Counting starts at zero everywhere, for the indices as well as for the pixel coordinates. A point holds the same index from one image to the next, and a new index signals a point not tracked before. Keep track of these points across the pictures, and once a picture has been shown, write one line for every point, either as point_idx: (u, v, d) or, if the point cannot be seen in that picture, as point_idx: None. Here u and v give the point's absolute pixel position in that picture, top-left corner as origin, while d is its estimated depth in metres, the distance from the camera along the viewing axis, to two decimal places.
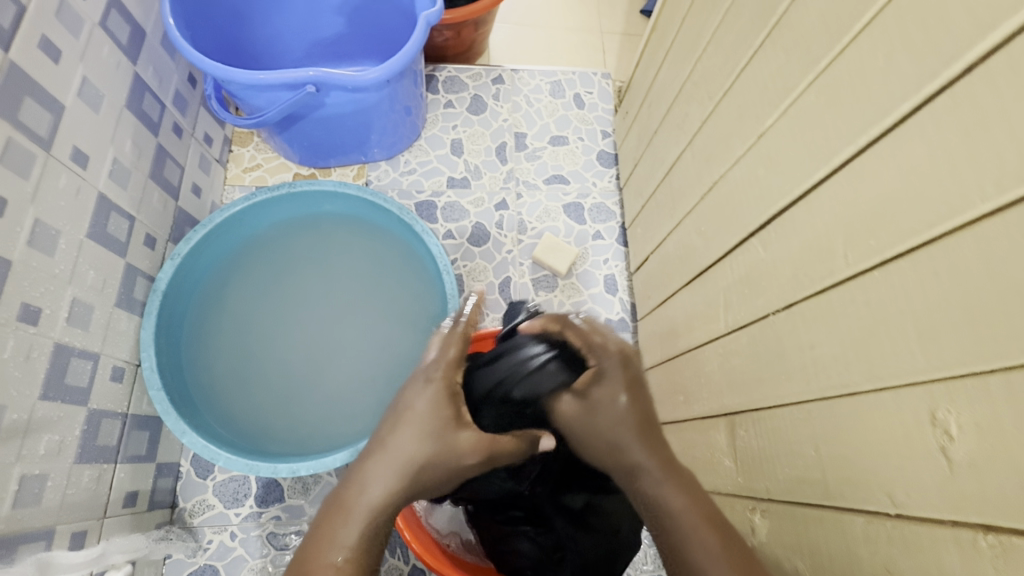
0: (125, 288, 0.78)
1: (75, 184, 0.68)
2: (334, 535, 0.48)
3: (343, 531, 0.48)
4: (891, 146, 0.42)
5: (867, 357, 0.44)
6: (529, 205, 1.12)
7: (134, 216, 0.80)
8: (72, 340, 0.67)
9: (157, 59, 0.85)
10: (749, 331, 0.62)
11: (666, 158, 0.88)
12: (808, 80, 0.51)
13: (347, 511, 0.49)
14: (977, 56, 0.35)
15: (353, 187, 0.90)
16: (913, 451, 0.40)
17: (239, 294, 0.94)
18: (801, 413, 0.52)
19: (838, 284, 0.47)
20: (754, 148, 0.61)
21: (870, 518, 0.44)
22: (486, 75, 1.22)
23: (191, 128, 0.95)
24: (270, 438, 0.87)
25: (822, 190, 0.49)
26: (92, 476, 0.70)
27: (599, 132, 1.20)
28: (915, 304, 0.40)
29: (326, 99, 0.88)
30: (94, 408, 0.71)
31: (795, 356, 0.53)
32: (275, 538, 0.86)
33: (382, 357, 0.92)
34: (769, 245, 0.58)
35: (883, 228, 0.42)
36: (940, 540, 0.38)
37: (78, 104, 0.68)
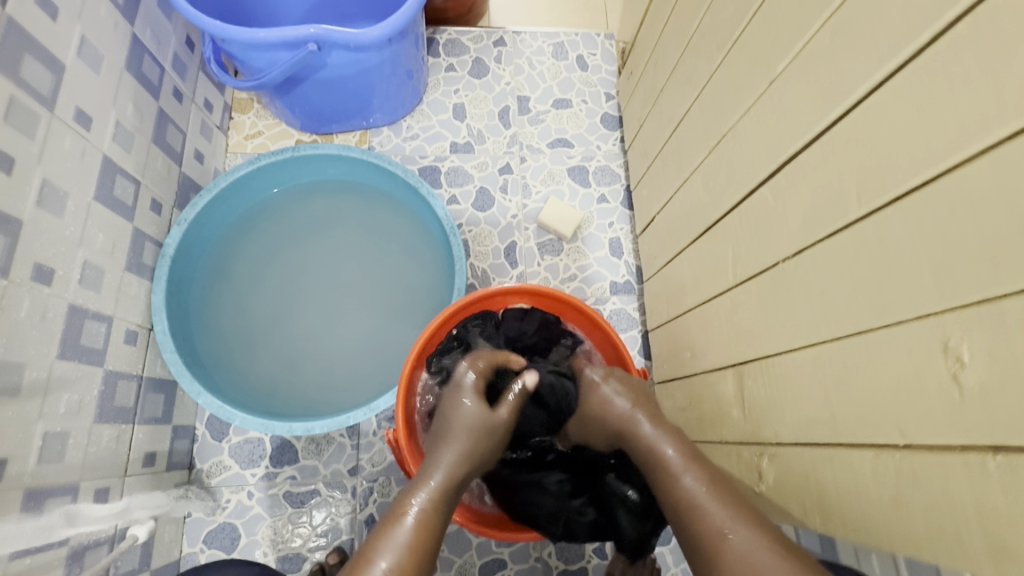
0: (134, 253, 0.78)
1: (81, 146, 0.67)
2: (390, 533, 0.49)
3: (421, 492, 0.54)
4: (907, 81, 0.41)
5: (878, 294, 0.44)
6: (533, 169, 1.12)
7: (139, 180, 0.79)
8: (86, 303, 0.68)
9: (154, 20, 0.83)
10: (758, 282, 0.62)
11: (672, 116, 0.87)
12: (823, 20, 0.50)
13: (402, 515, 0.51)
14: None
15: (356, 150, 0.89)
16: (922, 383, 0.41)
17: (246, 259, 0.94)
18: (810, 356, 0.53)
19: (849, 225, 0.48)
20: (764, 96, 0.60)
21: (879, 451, 0.45)
22: (488, 37, 1.20)
23: (191, 93, 0.94)
24: (283, 401, 0.88)
25: (833, 133, 0.49)
26: (112, 435, 0.72)
27: (603, 95, 1.18)
28: (928, 236, 0.40)
29: (327, 60, 0.87)
30: (110, 369, 0.72)
31: (806, 301, 0.53)
32: (292, 497, 0.89)
33: (390, 321, 0.93)
34: (779, 193, 0.58)
35: (897, 165, 0.42)
36: (949, 466, 0.38)
37: (78, 64, 0.67)
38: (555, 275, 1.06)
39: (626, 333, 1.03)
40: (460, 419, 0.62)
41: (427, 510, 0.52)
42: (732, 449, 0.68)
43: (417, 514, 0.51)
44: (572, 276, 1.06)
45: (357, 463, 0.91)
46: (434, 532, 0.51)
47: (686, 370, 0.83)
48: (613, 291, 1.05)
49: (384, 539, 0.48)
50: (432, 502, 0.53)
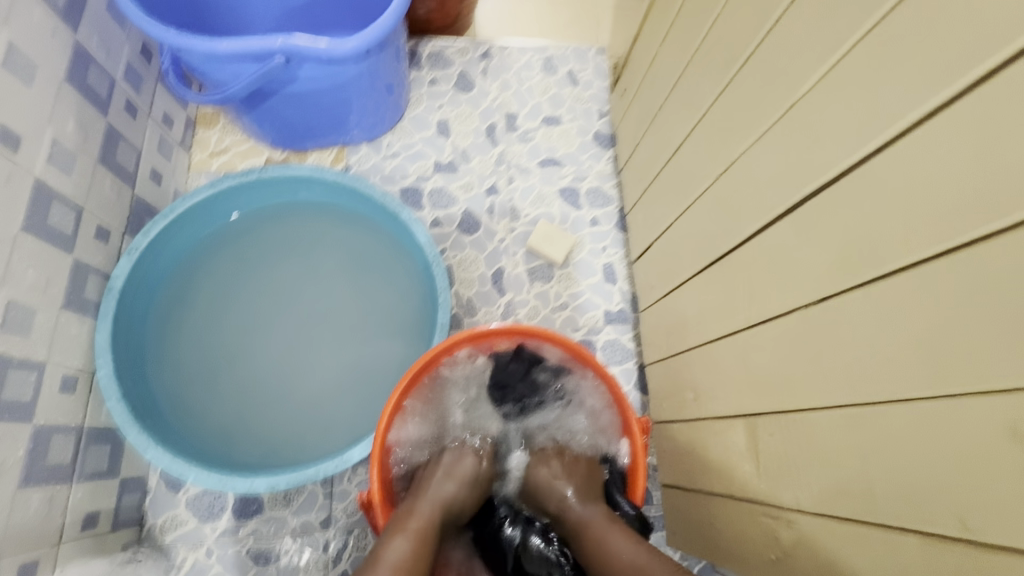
0: (74, 287, 0.69)
1: (5, 169, 0.59)
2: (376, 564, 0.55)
3: (418, 514, 0.61)
4: (959, 118, 0.36)
5: (927, 358, 0.39)
6: (522, 190, 1.05)
7: (82, 206, 0.71)
8: (10, 350, 0.59)
9: (103, 28, 0.75)
10: (775, 326, 0.56)
11: (672, 138, 0.82)
12: (850, 43, 0.45)
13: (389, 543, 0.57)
14: None
15: (330, 171, 0.82)
16: (984, 469, 0.35)
17: (208, 289, 0.86)
18: (840, 418, 0.47)
19: (887, 275, 0.42)
20: (780, 124, 0.55)
21: (931, 539, 0.39)
22: (474, 50, 1.14)
23: (147, 107, 0.86)
24: (246, 448, 0.79)
25: (866, 169, 0.44)
26: (43, 499, 0.63)
27: (595, 112, 1.13)
28: (990, 297, 0.34)
29: (298, 74, 0.80)
30: (41, 424, 0.63)
31: (833, 356, 0.48)
32: (257, 555, 0.80)
33: (367, 357, 0.85)
34: (799, 231, 0.52)
35: (950, 212, 0.37)
36: (1022, 572, 0.33)
37: (3, 76, 0.59)
38: (545, 304, 0.99)
39: (621, 365, 0.97)
40: (462, 465, 0.67)
41: (426, 530, 0.59)
42: (743, 506, 0.62)
43: (419, 525, 0.59)
44: (563, 305, 0.99)
45: (329, 514, 0.83)
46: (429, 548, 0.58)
47: (689, 412, 0.77)
48: (607, 320, 0.99)
49: (394, 547, 0.56)
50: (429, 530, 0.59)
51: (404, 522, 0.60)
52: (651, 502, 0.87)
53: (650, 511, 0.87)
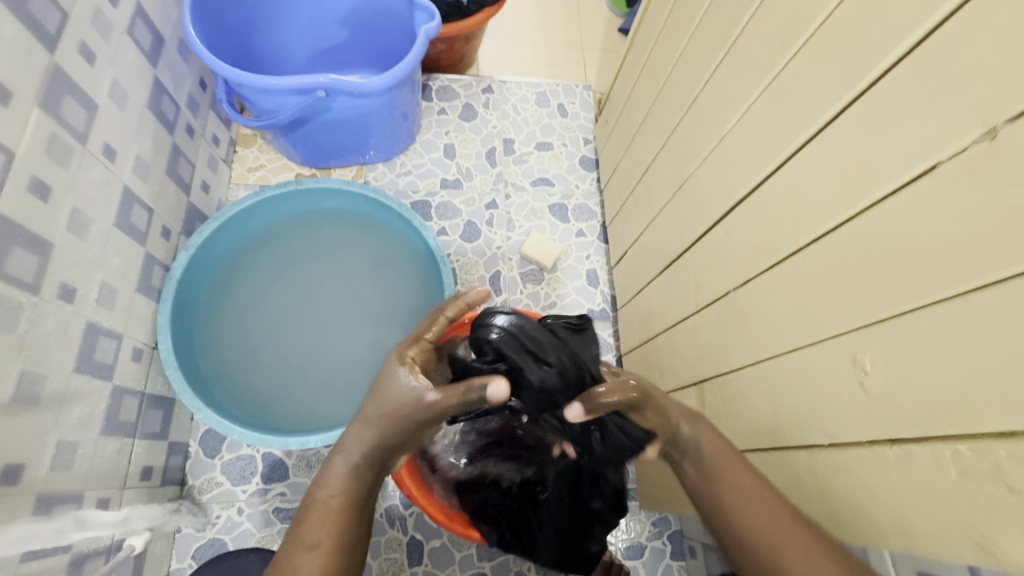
0: (144, 275, 0.83)
1: (106, 177, 0.74)
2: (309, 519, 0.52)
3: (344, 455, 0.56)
4: (820, 146, 0.52)
5: (806, 317, 0.53)
6: (517, 205, 1.21)
7: (152, 208, 0.85)
8: (101, 320, 0.73)
9: (174, 64, 0.91)
10: (715, 308, 0.71)
11: (642, 161, 0.98)
12: (759, 92, 0.61)
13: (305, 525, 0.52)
14: (879, 74, 0.45)
15: (356, 185, 0.97)
16: (841, 391, 0.49)
17: (247, 282, 1.00)
18: (758, 372, 0.61)
19: (784, 260, 0.57)
20: (717, 150, 0.71)
21: (812, 450, 0.53)
22: (477, 84, 1.31)
23: (201, 129, 1.01)
24: (277, 418, 0.92)
25: (770, 183, 0.59)
26: (115, 447, 0.75)
27: (582, 139, 1.30)
28: (839, 268, 0.49)
29: (333, 104, 0.96)
30: (117, 384, 0.76)
31: (752, 324, 0.62)
32: (282, 513, 0.92)
33: (382, 343, 0.99)
34: (730, 231, 0.68)
35: (817, 211, 0.52)
36: (862, 458, 0.47)
37: (108, 103, 0.74)
38: (536, 303, 1.14)
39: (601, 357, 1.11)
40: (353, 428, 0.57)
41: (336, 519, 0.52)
42: None
43: (338, 496, 0.54)
44: (552, 304, 1.14)
45: None
46: (356, 511, 0.54)
47: None
48: (590, 318, 1.14)
49: (299, 548, 0.51)
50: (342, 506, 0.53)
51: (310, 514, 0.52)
52: None
53: None
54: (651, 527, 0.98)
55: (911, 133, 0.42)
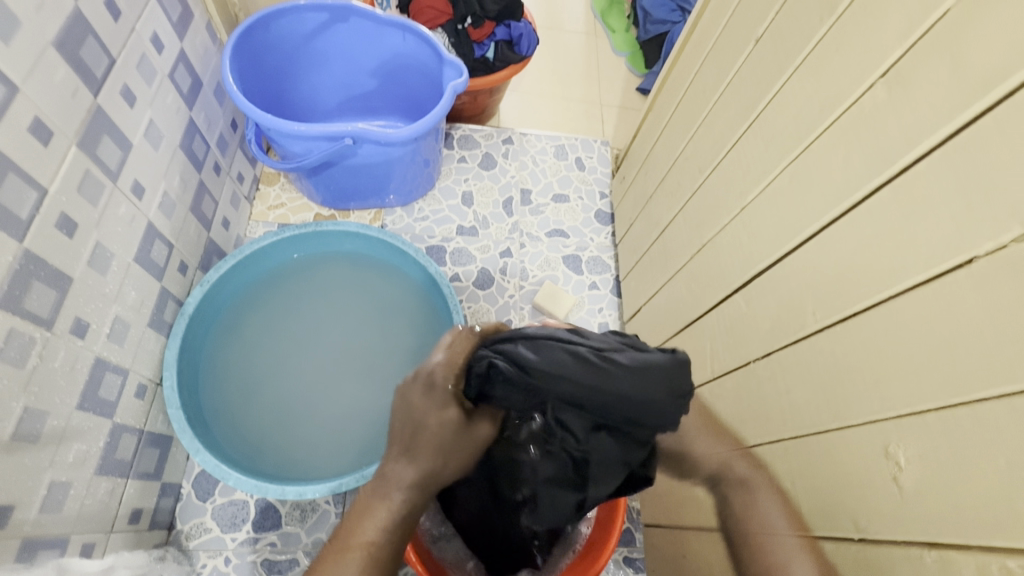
0: (157, 310, 0.83)
1: (131, 213, 0.75)
2: (364, 520, 0.58)
3: (383, 502, 0.58)
4: (847, 226, 0.51)
5: (832, 398, 0.52)
6: (531, 255, 1.21)
7: (173, 244, 0.86)
8: (109, 356, 0.72)
9: (209, 106, 0.94)
10: (733, 377, 0.69)
11: (660, 220, 0.99)
12: (782, 165, 0.62)
13: (354, 541, 0.57)
14: (909, 161, 0.45)
15: (374, 229, 0.98)
16: (871, 482, 0.47)
17: (256, 320, 0.99)
18: (779, 450, 0.59)
19: (808, 336, 0.56)
20: (737, 218, 0.71)
21: (838, 543, 0.50)
22: (498, 135, 1.34)
23: (228, 167, 1.03)
24: (275, 463, 0.89)
25: (793, 257, 0.59)
26: (107, 488, 0.72)
27: (598, 193, 1.31)
28: (867, 352, 0.48)
29: (359, 151, 0.98)
30: (118, 421, 0.74)
31: (773, 399, 0.61)
32: (270, 566, 0.88)
33: (387, 389, 0.97)
34: (750, 300, 0.67)
35: (844, 291, 0.51)
36: (895, 559, 0.44)
37: (143, 143, 0.76)
38: None
39: None
40: (406, 464, 0.59)
41: (377, 544, 0.57)
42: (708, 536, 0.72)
43: (376, 529, 0.57)
44: None
45: None
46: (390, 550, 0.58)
47: None
48: None
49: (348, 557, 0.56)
50: (388, 525, 0.58)
51: (356, 539, 0.57)
52: (633, 543, 0.95)
53: (631, 551, 0.95)
54: None
55: (946, 223, 0.41)
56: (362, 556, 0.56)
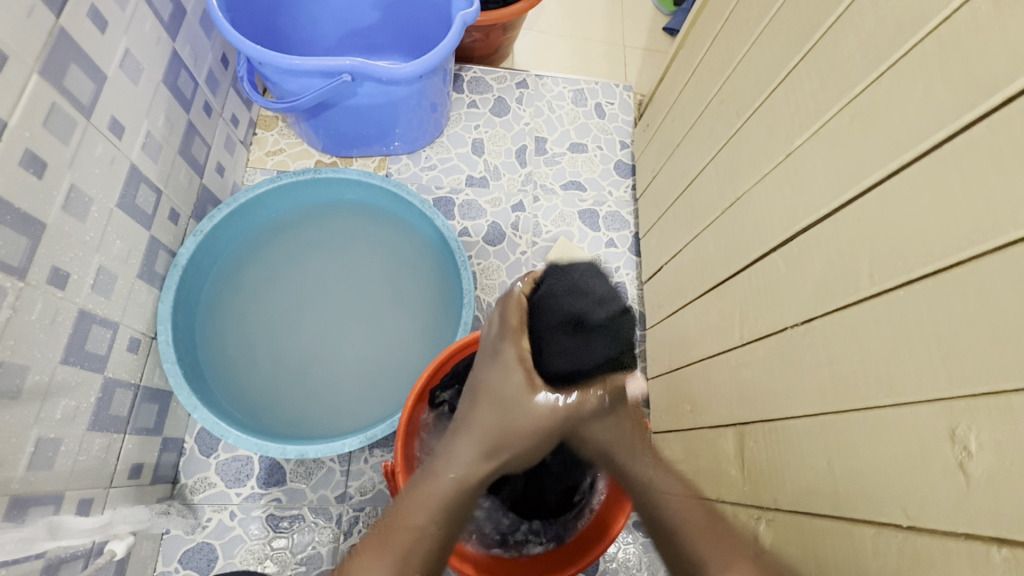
0: (147, 261, 0.78)
1: (111, 153, 0.68)
2: (416, 503, 0.58)
3: (447, 470, 0.60)
4: (924, 173, 0.43)
5: (888, 372, 0.45)
6: (545, 209, 1.14)
7: (161, 190, 0.80)
8: (95, 308, 0.68)
9: (194, 38, 0.86)
10: (765, 344, 0.63)
11: (687, 171, 0.90)
12: (842, 103, 0.53)
13: (411, 501, 0.58)
14: (1017, 89, 0.36)
15: (377, 177, 0.91)
16: (929, 466, 0.41)
17: (255, 273, 0.94)
18: (816, 425, 0.54)
19: (861, 301, 0.49)
20: (781, 166, 0.63)
21: (881, 529, 0.45)
22: (511, 78, 1.24)
23: (220, 108, 0.96)
24: (274, 419, 0.86)
25: (849, 210, 0.51)
26: (103, 444, 0.70)
27: (618, 143, 1.22)
28: (937, 322, 0.41)
29: (359, 90, 0.90)
30: (110, 376, 0.71)
31: (812, 369, 0.55)
32: (275, 521, 0.87)
33: (392, 348, 0.93)
34: (791, 260, 0.60)
35: (912, 251, 0.44)
36: (951, 551, 0.39)
37: (119, 75, 0.69)
38: None
39: None
40: (467, 444, 0.61)
41: (428, 531, 0.56)
42: (729, 507, 0.68)
43: (423, 517, 0.57)
44: None
45: (345, 490, 0.89)
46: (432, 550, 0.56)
47: (685, 423, 0.83)
48: None
49: (388, 549, 0.54)
50: (438, 513, 0.57)
51: (404, 521, 0.56)
52: None
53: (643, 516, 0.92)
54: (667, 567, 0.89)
55: None
56: (406, 538, 0.55)
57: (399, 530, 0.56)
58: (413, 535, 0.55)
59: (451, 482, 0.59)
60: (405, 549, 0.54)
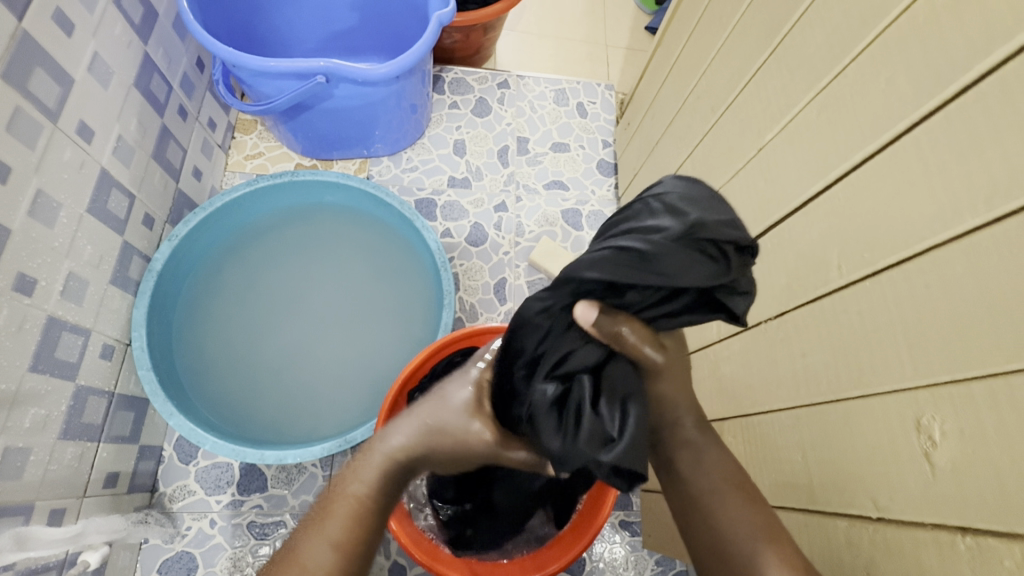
0: (120, 266, 0.77)
1: (79, 158, 0.68)
2: (355, 472, 0.51)
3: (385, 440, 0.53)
4: (886, 165, 0.44)
5: (856, 363, 0.46)
6: (528, 209, 1.14)
7: (134, 195, 0.79)
8: (65, 315, 0.67)
9: (167, 41, 0.85)
10: (742, 338, 0.63)
11: (667, 168, 0.90)
12: (809, 97, 0.53)
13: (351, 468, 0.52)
14: (970, 80, 0.37)
15: (355, 179, 0.91)
16: (896, 456, 0.41)
17: (234, 277, 0.93)
18: (790, 419, 0.54)
19: (830, 293, 0.49)
20: (753, 161, 0.63)
21: (853, 521, 0.45)
22: (493, 79, 1.24)
23: (196, 111, 0.95)
24: (253, 425, 0.85)
25: (817, 203, 0.51)
26: (75, 453, 0.69)
27: (601, 142, 1.22)
28: (902, 312, 0.41)
29: (335, 92, 0.89)
30: (82, 384, 0.70)
31: (785, 363, 0.55)
32: (256, 529, 0.85)
33: (373, 351, 0.92)
34: (764, 254, 0.60)
35: (877, 242, 0.44)
36: (920, 541, 0.39)
37: (87, 78, 0.68)
38: None
39: None
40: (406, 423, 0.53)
41: (365, 502, 0.50)
42: None
43: (360, 488, 0.50)
44: None
45: None
46: (371, 522, 0.50)
47: None
48: None
49: (323, 533, 0.48)
50: (376, 480, 0.51)
51: (339, 492, 0.51)
52: (630, 508, 0.92)
53: (629, 515, 0.92)
54: (654, 566, 0.89)
55: (1011, 154, 0.34)
56: (347, 509, 0.50)
57: (334, 506, 0.50)
58: (354, 506, 0.50)
59: (387, 457, 0.52)
60: (341, 524, 0.49)
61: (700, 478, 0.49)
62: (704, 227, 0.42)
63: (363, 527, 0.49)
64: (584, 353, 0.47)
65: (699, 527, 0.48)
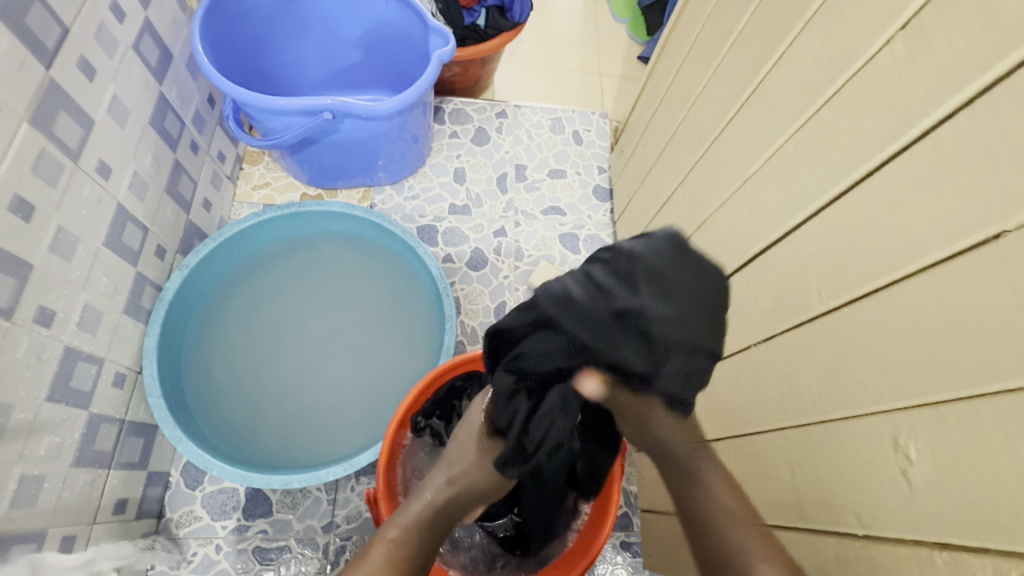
0: (133, 296, 0.80)
1: (97, 195, 0.71)
2: (397, 518, 0.66)
3: (422, 494, 0.68)
4: (858, 199, 0.46)
5: (839, 386, 0.48)
6: (526, 234, 1.17)
7: (148, 228, 0.82)
8: (80, 345, 0.69)
9: (181, 81, 0.89)
10: (733, 361, 0.65)
11: (659, 195, 0.93)
12: (788, 133, 0.57)
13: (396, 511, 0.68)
14: (930, 124, 0.40)
15: (359, 209, 0.94)
16: (878, 474, 0.43)
17: (240, 304, 0.96)
18: (780, 439, 0.56)
19: (812, 319, 0.52)
20: (739, 192, 0.66)
21: (841, 538, 0.47)
22: (491, 109, 1.28)
23: (206, 145, 0.99)
24: (259, 450, 0.87)
25: (798, 233, 0.54)
26: (87, 480, 0.71)
27: (596, 168, 1.26)
28: (878, 338, 0.44)
29: (340, 126, 0.93)
30: (95, 412, 0.72)
31: (773, 385, 0.57)
32: (261, 553, 0.86)
33: (376, 374, 0.94)
34: (751, 280, 0.62)
35: (854, 270, 0.47)
36: (902, 557, 0.41)
37: (107, 119, 0.72)
38: None
39: None
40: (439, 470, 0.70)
41: (400, 542, 0.64)
42: None
43: (399, 530, 0.65)
44: None
45: (331, 519, 0.89)
46: (407, 559, 0.63)
47: None
48: None
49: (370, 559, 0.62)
50: (412, 524, 0.65)
51: (380, 536, 0.65)
52: (631, 529, 0.93)
53: (630, 536, 0.92)
54: None
55: (969, 192, 0.37)
56: (384, 549, 0.63)
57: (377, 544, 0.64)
58: (390, 546, 0.63)
59: (422, 505, 0.67)
60: (380, 561, 0.62)
61: (722, 499, 0.60)
62: (651, 323, 0.53)
63: (403, 559, 0.63)
64: (544, 351, 0.59)
65: (693, 511, 0.61)
